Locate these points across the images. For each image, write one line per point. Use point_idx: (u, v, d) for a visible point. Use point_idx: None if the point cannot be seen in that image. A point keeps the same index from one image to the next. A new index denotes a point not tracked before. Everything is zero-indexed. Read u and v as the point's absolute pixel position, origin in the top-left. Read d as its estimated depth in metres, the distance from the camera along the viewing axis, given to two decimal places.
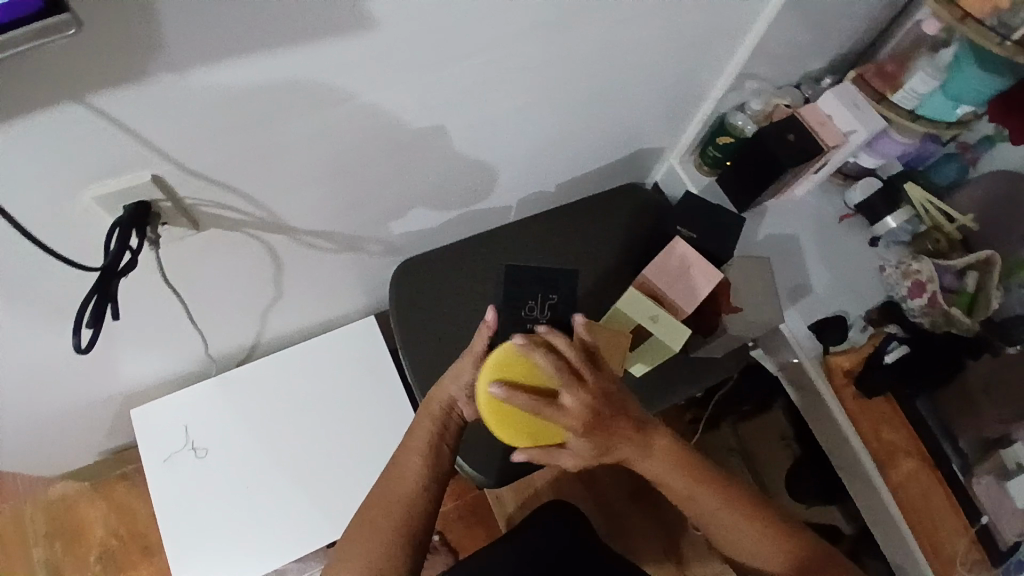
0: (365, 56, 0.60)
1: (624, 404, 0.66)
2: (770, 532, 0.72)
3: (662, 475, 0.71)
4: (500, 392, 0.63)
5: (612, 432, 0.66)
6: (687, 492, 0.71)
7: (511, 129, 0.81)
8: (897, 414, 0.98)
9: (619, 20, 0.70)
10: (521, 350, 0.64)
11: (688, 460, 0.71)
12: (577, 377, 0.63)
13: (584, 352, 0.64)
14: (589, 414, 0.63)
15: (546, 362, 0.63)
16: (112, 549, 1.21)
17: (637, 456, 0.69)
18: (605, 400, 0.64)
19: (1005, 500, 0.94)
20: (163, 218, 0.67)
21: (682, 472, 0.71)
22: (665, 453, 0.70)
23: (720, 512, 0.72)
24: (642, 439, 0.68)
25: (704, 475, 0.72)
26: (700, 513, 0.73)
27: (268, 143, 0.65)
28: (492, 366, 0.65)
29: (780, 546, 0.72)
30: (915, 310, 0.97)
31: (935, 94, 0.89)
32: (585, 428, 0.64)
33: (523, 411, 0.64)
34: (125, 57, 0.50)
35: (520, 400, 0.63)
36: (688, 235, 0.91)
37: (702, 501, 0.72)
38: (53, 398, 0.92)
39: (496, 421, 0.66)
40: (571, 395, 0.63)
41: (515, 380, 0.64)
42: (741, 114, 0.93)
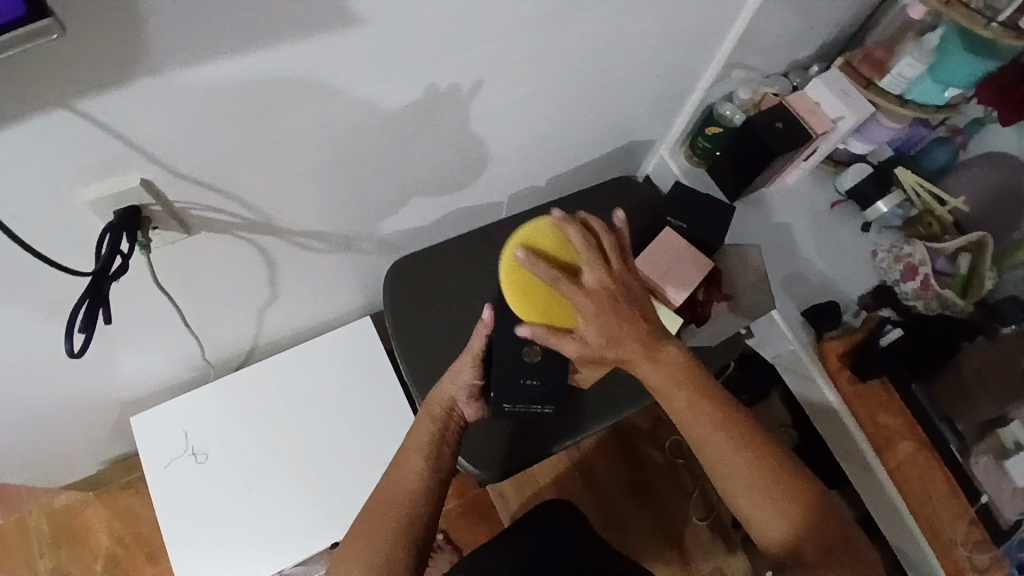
0: (349, 54, 0.60)
1: (640, 298, 0.65)
2: (769, 471, 0.66)
3: (664, 388, 0.67)
4: (524, 254, 0.63)
5: (622, 326, 0.64)
6: (686, 410, 0.67)
7: (499, 124, 0.81)
8: (891, 397, 0.99)
9: (602, 13, 0.70)
10: (556, 224, 0.65)
11: (697, 379, 0.67)
12: (601, 256, 0.64)
13: (615, 241, 0.66)
14: (607, 295, 0.63)
15: (577, 237, 0.64)
16: (116, 556, 1.21)
17: (642, 361, 0.66)
18: (624, 287, 0.64)
19: (1003, 480, 0.94)
20: (154, 222, 0.68)
21: (685, 389, 0.67)
22: (670, 366, 0.67)
23: (718, 436, 0.67)
24: (652, 343, 0.65)
25: (710, 394, 0.67)
26: (700, 438, 0.68)
27: (256, 144, 0.65)
28: (527, 240, 0.67)
29: (780, 493, 0.66)
30: (908, 293, 0.96)
31: (922, 77, 0.89)
32: (597, 310, 0.63)
33: (541, 279, 0.63)
34: (107, 61, 0.50)
35: (540, 267, 0.63)
36: (679, 226, 0.90)
37: (702, 424, 0.67)
38: (53, 405, 0.92)
39: (510, 291, 0.67)
40: (592, 271, 0.63)
41: (540, 251, 0.65)
42: (729, 104, 0.94)
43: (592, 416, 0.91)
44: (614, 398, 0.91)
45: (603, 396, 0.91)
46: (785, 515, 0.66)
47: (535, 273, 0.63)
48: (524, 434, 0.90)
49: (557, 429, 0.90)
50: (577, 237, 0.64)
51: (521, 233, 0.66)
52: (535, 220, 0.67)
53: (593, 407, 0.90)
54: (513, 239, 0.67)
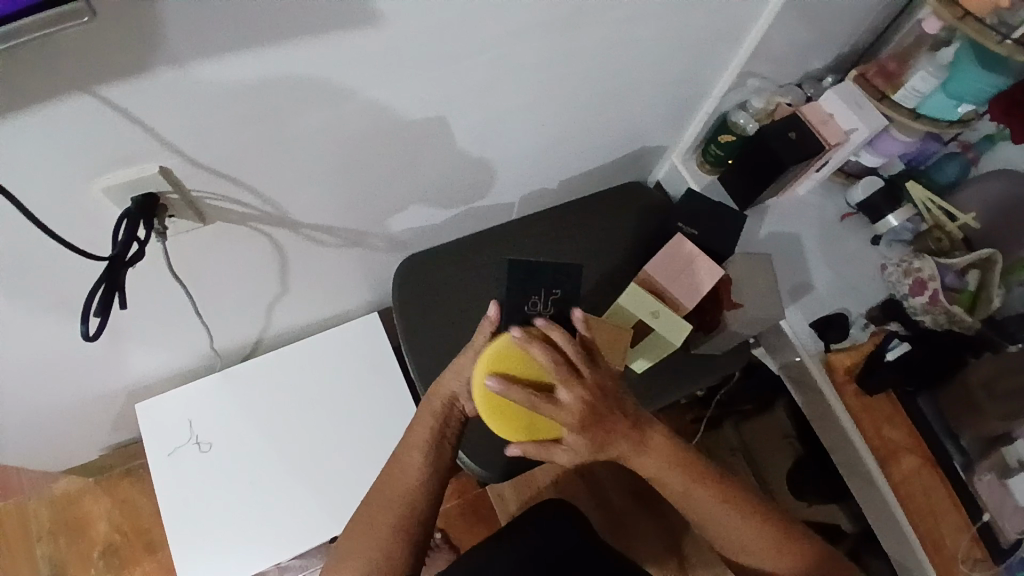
0: (367, 51, 0.61)
1: (617, 398, 0.67)
2: (773, 532, 0.71)
3: (657, 473, 0.71)
4: (498, 389, 0.65)
5: (607, 428, 0.68)
6: (683, 490, 0.72)
7: (512, 125, 0.81)
8: (899, 412, 0.98)
9: (618, 18, 0.70)
10: (519, 344, 0.65)
11: (684, 457, 0.72)
12: (573, 372, 0.65)
13: (581, 347, 0.66)
14: (583, 410, 0.65)
15: (544, 358, 0.64)
16: (116, 544, 1.21)
17: (631, 453, 0.70)
18: (598, 395, 0.66)
19: (1007, 496, 0.94)
20: (170, 211, 0.68)
21: (675, 471, 0.71)
22: (658, 450, 0.71)
23: (718, 512, 0.71)
24: (636, 435, 0.70)
25: (699, 473, 0.72)
26: (701, 518, 0.72)
27: (272, 136, 0.66)
28: (494, 360, 0.67)
29: (783, 549, 0.71)
30: (917, 308, 0.96)
31: (936, 92, 0.90)
32: (579, 422, 0.65)
33: (521, 404, 0.66)
34: (130, 49, 0.50)
35: (517, 393, 0.65)
36: (690, 233, 0.92)
37: (700, 501, 0.72)
38: (59, 391, 0.92)
39: (491, 416, 0.70)
40: (566, 388, 0.64)
41: (512, 378, 0.67)
42: (743, 112, 0.93)
43: None
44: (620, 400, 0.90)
45: None
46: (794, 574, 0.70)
47: (512, 400, 0.66)
48: None
49: None
50: (544, 357, 0.64)
51: (487, 357, 0.68)
52: (499, 339, 0.67)
53: None
54: (482, 364, 0.68)
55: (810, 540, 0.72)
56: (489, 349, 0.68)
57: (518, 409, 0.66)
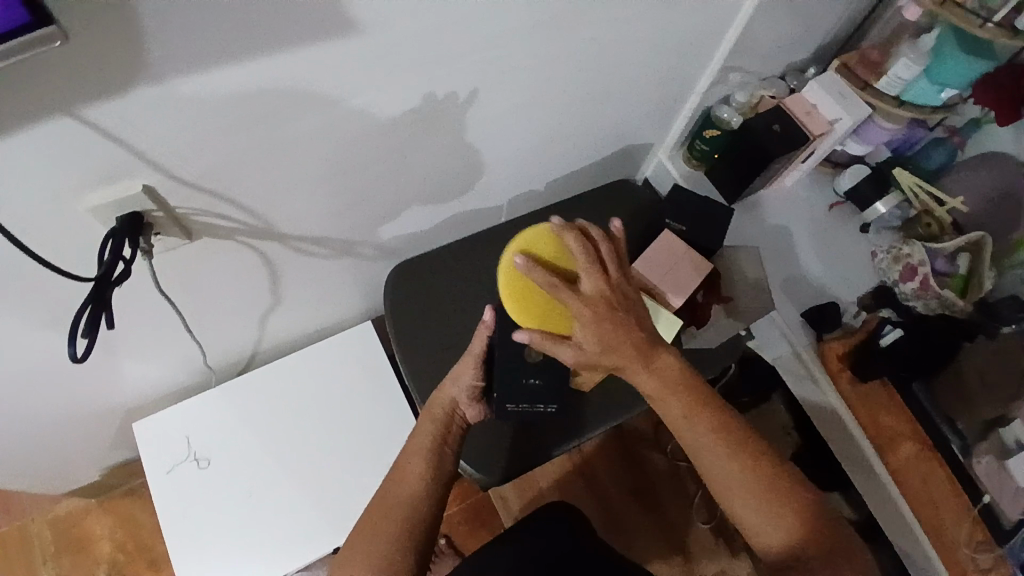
0: (349, 63, 0.61)
1: (636, 308, 0.65)
2: (768, 479, 0.66)
3: (660, 395, 0.67)
4: (522, 259, 0.63)
5: (618, 336, 0.64)
6: (682, 416, 0.67)
7: (498, 129, 0.81)
8: (895, 399, 1.00)
9: (598, 19, 0.71)
10: (555, 231, 0.66)
11: (690, 386, 0.68)
12: (600, 265, 0.64)
13: (613, 247, 0.66)
14: (602, 302, 0.63)
15: (575, 245, 0.64)
16: (119, 563, 1.21)
17: (636, 367, 0.66)
18: (619, 294, 0.64)
19: (1007, 478, 0.94)
20: (157, 228, 0.68)
21: (678, 398, 0.67)
22: (664, 373, 0.67)
23: (715, 446, 0.66)
24: (645, 351, 0.66)
25: (704, 403, 0.67)
26: (697, 449, 0.68)
27: (257, 150, 0.66)
28: (528, 243, 0.67)
29: (775, 497, 0.65)
30: (907, 293, 0.95)
31: (919, 79, 0.90)
32: (592, 315, 0.63)
33: (539, 285, 0.64)
34: (110, 69, 0.51)
35: (537, 272, 0.63)
36: (678, 229, 0.91)
37: (698, 431, 0.67)
38: (56, 411, 0.92)
39: (511, 299, 0.68)
40: (589, 276, 0.64)
41: (540, 258, 0.66)
42: (726, 107, 0.93)
43: (592, 420, 0.91)
44: (617, 399, 0.91)
45: (606, 399, 0.91)
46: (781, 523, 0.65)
47: (533, 279, 0.64)
48: (524, 435, 0.90)
49: (557, 433, 0.90)
50: (575, 244, 0.64)
51: (522, 241, 0.67)
52: (537, 228, 0.68)
53: (593, 412, 0.91)
54: (515, 247, 0.68)
55: (808, 494, 0.67)
56: (526, 237, 0.68)
57: (537, 290, 0.65)
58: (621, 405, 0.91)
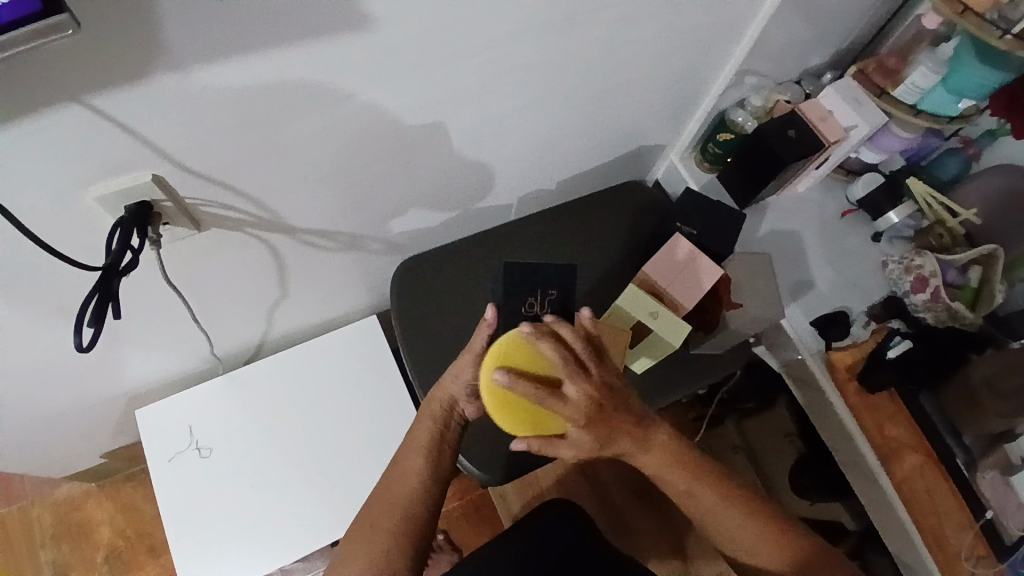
0: (359, 56, 0.60)
1: (625, 398, 0.66)
2: (774, 533, 0.71)
3: (660, 470, 0.72)
4: (504, 377, 0.63)
5: (613, 428, 0.67)
6: (685, 488, 0.73)
7: (508, 126, 0.80)
8: (901, 409, 0.98)
9: (613, 17, 0.69)
10: (529, 339, 0.64)
11: (687, 457, 0.73)
12: (580, 368, 0.63)
13: (591, 345, 0.65)
14: (591, 405, 0.63)
15: (552, 354, 0.63)
16: (119, 549, 1.22)
17: (635, 452, 0.70)
18: (604, 392, 0.64)
19: (1011, 495, 0.96)
20: (165, 219, 0.68)
21: (677, 469, 0.72)
22: (661, 449, 0.71)
23: (718, 511, 0.72)
24: (641, 434, 0.69)
25: (702, 472, 0.73)
26: (704, 516, 0.73)
27: (265, 142, 0.65)
28: (499, 356, 0.66)
29: (779, 547, 0.71)
30: (918, 305, 0.95)
31: (935, 88, 0.89)
32: (584, 418, 0.64)
33: (524, 397, 0.64)
34: (122, 57, 0.50)
35: (522, 386, 0.63)
36: (688, 232, 0.91)
37: (701, 498, 0.73)
38: (59, 397, 0.92)
39: (499, 409, 0.67)
40: (571, 383, 0.63)
41: (518, 369, 0.64)
42: (741, 111, 0.93)
43: None
44: None
45: None
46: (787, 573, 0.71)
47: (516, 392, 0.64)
48: None
49: None
50: (554, 352, 0.63)
51: (496, 352, 0.66)
52: (507, 334, 0.66)
53: None
54: (489, 358, 0.66)
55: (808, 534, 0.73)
56: (500, 345, 0.66)
57: (521, 402, 0.65)
58: None
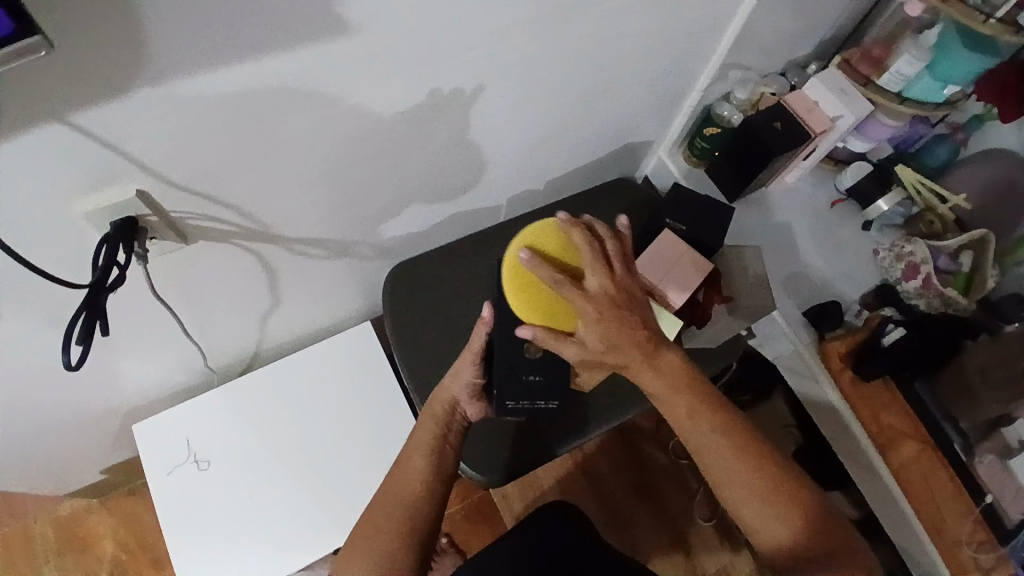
0: (341, 63, 0.60)
1: (644, 307, 0.63)
2: (774, 485, 0.66)
3: (663, 394, 0.66)
4: (528, 255, 0.62)
5: (625, 335, 0.62)
6: (687, 417, 0.67)
7: (495, 128, 0.81)
8: (897, 398, 0.99)
9: (595, 16, 0.70)
10: (561, 227, 0.64)
11: (697, 386, 0.66)
12: (604, 260, 0.62)
13: (620, 247, 0.64)
14: (609, 301, 0.61)
15: (581, 240, 0.62)
16: (122, 562, 1.22)
17: (642, 369, 0.65)
18: (625, 293, 0.62)
19: (1009, 479, 0.95)
20: (152, 232, 0.68)
21: (684, 395, 0.66)
22: (670, 372, 0.65)
23: (717, 444, 0.67)
24: (652, 350, 0.64)
25: (710, 401, 0.67)
26: (701, 448, 0.67)
27: (251, 153, 0.65)
28: (529, 239, 0.65)
29: (776, 494, 0.66)
30: (910, 292, 0.97)
31: (921, 75, 0.89)
32: (599, 314, 0.61)
33: (543, 281, 0.62)
34: (102, 74, 0.50)
35: (544, 268, 0.61)
36: (678, 228, 0.90)
37: (700, 430, 0.67)
38: (56, 413, 0.92)
39: (514, 294, 0.65)
40: (594, 272, 0.61)
41: (546, 254, 0.64)
42: (727, 104, 0.93)
43: (593, 419, 0.91)
44: (616, 399, 0.91)
45: (605, 399, 0.91)
46: (781, 520, 0.65)
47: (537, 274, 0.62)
48: (526, 435, 0.90)
49: (559, 431, 0.90)
50: (583, 241, 0.62)
51: (526, 237, 0.65)
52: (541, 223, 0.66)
53: (593, 413, 0.90)
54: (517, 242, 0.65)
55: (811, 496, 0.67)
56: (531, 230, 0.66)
57: (541, 286, 0.63)
58: (622, 404, 0.91)
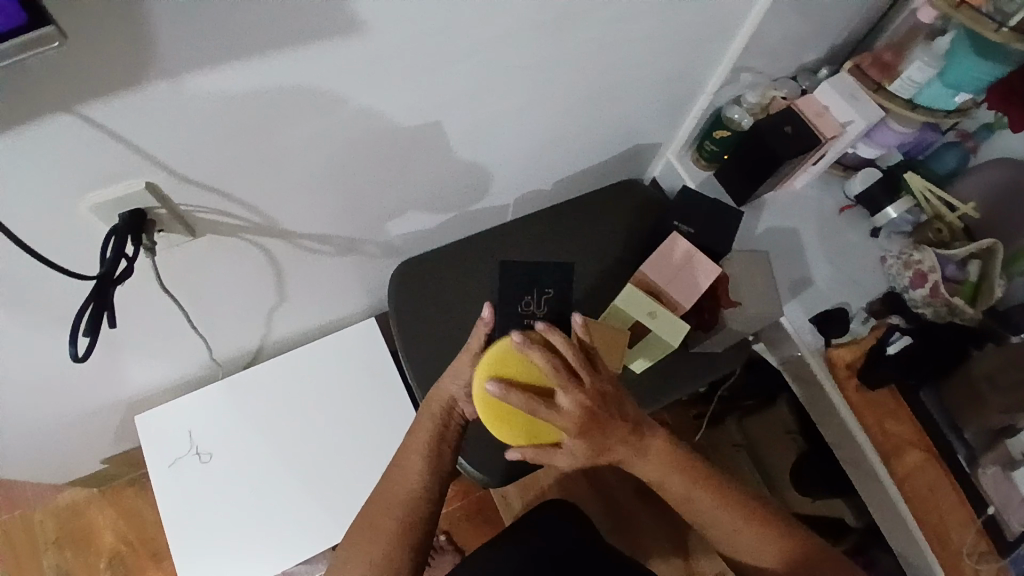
0: (351, 60, 0.60)
1: (618, 402, 0.64)
2: (774, 534, 0.70)
3: (660, 478, 0.70)
4: (496, 388, 0.61)
5: (607, 434, 0.65)
6: (683, 494, 0.71)
7: (503, 128, 0.80)
8: (902, 406, 0.98)
9: (606, 17, 0.69)
10: (519, 349, 0.61)
11: (685, 460, 0.71)
12: (573, 375, 0.61)
13: (581, 353, 0.62)
14: (585, 415, 0.62)
15: (542, 362, 0.61)
16: (122, 554, 1.22)
17: (632, 458, 0.69)
18: (598, 400, 0.62)
19: (1013, 491, 0.95)
20: (159, 225, 0.68)
21: (676, 474, 0.70)
22: (658, 456, 0.70)
23: (718, 516, 0.71)
24: (637, 440, 0.68)
25: (701, 476, 0.71)
26: (702, 520, 0.71)
27: (259, 148, 0.65)
28: (490, 367, 0.64)
29: (784, 551, 0.70)
30: (917, 300, 0.96)
31: (932, 82, 0.88)
32: (579, 427, 0.62)
33: (517, 408, 0.62)
34: (112, 67, 0.50)
35: (515, 397, 0.61)
36: (686, 231, 0.91)
37: (698, 501, 0.71)
38: (59, 404, 0.92)
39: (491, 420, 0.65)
40: (565, 393, 0.61)
41: (510, 379, 0.63)
42: (737, 107, 0.92)
43: None
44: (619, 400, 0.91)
45: None
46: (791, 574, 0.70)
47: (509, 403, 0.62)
48: None
49: None
50: (545, 362, 0.61)
51: (486, 363, 0.64)
52: (499, 341, 0.64)
53: None
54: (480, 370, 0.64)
55: (811, 538, 0.72)
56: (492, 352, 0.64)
57: (516, 413, 0.63)
58: None
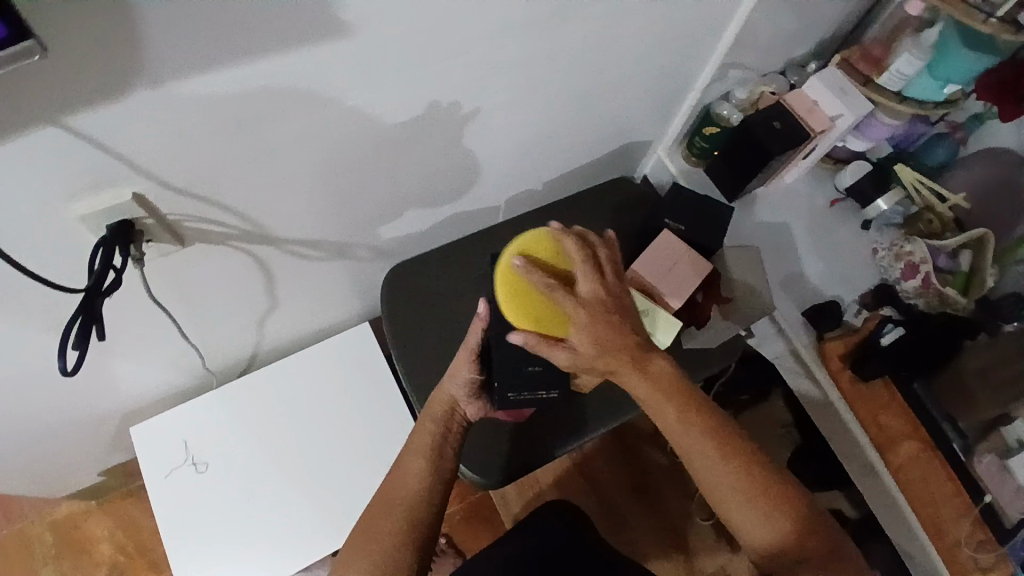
0: (336, 63, 0.59)
1: (630, 310, 0.65)
2: (760, 479, 0.65)
3: (655, 400, 0.66)
4: (522, 261, 0.64)
5: (616, 343, 0.63)
6: (677, 421, 0.66)
7: (493, 127, 0.80)
8: (894, 398, 0.98)
9: (591, 16, 0.69)
10: (553, 234, 0.66)
11: (689, 396, 0.66)
12: (596, 267, 0.64)
13: (610, 254, 0.66)
14: (600, 307, 0.63)
15: (572, 247, 0.64)
16: (120, 565, 1.22)
17: (629, 375, 0.65)
18: (615, 299, 0.64)
19: (1008, 478, 0.95)
20: (148, 236, 0.67)
21: (673, 403, 0.66)
22: (659, 381, 0.65)
23: (708, 451, 0.65)
24: (641, 355, 0.64)
25: (699, 411, 0.66)
26: (688, 453, 0.67)
27: (246, 155, 0.65)
28: (522, 245, 0.67)
29: (772, 505, 0.65)
30: (909, 292, 0.99)
31: (920, 74, 0.89)
32: (591, 321, 0.62)
33: (537, 288, 0.64)
34: (92, 79, 0.49)
35: (537, 275, 0.63)
36: (677, 228, 0.90)
37: (687, 435, 0.66)
38: (52, 417, 0.91)
39: (506, 296, 0.66)
40: (586, 280, 0.63)
41: (538, 260, 0.66)
42: (727, 104, 0.93)
43: (593, 418, 0.91)
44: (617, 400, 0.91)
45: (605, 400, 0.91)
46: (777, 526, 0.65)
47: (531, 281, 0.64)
48: (525, 437, 0.90)
49: (558, 432, 0.90)
50: (574, 248, 0.64)
51: (518, 245, 0.67)
52: (533, 233, 0.68)
53: (593, 415, 0.90)
54: (510, 250, 0.67)
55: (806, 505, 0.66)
56: (524, 239, 0.67)
57: (533, 292, 0.64)
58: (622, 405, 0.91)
